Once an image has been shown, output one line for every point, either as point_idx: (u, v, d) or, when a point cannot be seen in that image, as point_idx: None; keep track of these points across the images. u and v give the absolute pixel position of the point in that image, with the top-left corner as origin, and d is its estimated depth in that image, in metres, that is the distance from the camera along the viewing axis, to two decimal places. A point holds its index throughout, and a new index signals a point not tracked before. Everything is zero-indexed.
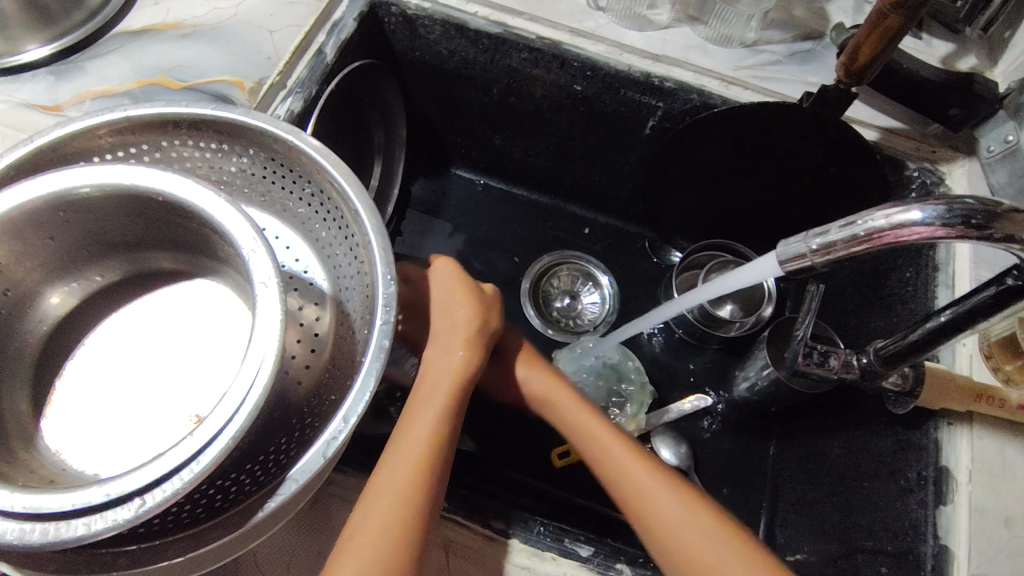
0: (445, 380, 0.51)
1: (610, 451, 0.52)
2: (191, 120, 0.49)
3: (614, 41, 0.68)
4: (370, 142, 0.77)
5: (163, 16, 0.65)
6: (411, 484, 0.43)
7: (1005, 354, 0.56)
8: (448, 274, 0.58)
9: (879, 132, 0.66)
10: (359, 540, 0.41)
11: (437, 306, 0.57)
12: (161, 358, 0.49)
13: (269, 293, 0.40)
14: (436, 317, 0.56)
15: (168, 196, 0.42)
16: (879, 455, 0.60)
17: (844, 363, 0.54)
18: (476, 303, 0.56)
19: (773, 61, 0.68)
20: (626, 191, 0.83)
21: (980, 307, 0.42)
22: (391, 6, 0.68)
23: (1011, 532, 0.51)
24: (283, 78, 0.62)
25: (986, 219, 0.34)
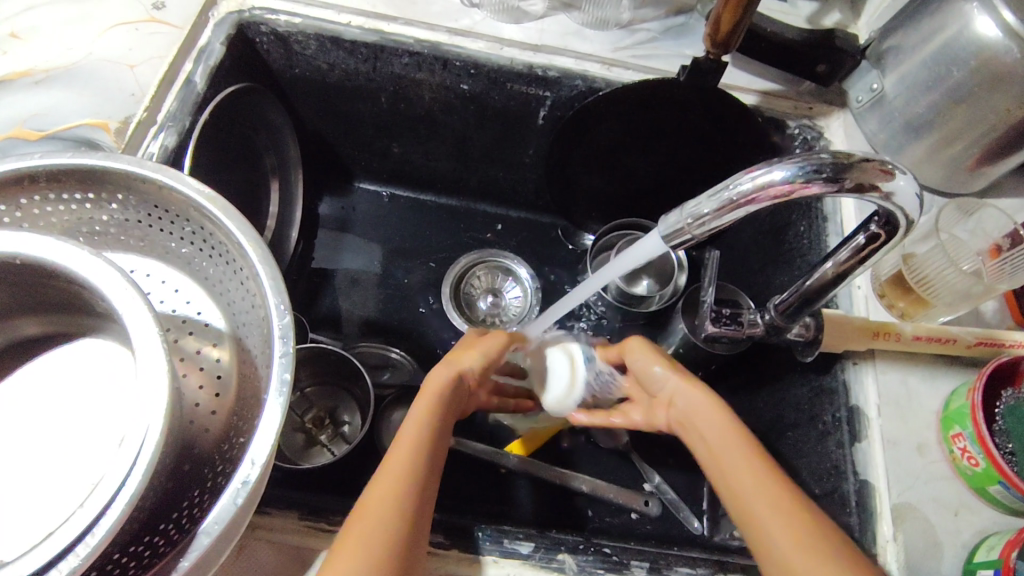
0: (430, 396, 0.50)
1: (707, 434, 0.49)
2: (50, 173, 0.46)
3: (493, 36, 0.68)
4: (262, 168, 0.74)
5: (12, 64, 0.61)
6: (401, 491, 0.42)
7: (897, 292, 0.59)
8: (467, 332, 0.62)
9: (758, 96, 0.69)
10: (349, 544, 0.39)
11: (462, 344, 0.60)
12: (54, 427, 0.45)
13: (150, 344, 0.38)
14: (454, 351, 0.58)
15: (25, 258, 0.40)
16: (798, 404, 0.63)
17: (749, 321, 0.56)
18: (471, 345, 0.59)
19: (649, 38, 0.70)
20: (532, 182, 0.83)
21: (856, 252, 0.44)
22: (260, 25, 0.66)
23: (924, 458, 0.54)
24: (152, 113, 0.59)
25: (838, 171, 0.36)
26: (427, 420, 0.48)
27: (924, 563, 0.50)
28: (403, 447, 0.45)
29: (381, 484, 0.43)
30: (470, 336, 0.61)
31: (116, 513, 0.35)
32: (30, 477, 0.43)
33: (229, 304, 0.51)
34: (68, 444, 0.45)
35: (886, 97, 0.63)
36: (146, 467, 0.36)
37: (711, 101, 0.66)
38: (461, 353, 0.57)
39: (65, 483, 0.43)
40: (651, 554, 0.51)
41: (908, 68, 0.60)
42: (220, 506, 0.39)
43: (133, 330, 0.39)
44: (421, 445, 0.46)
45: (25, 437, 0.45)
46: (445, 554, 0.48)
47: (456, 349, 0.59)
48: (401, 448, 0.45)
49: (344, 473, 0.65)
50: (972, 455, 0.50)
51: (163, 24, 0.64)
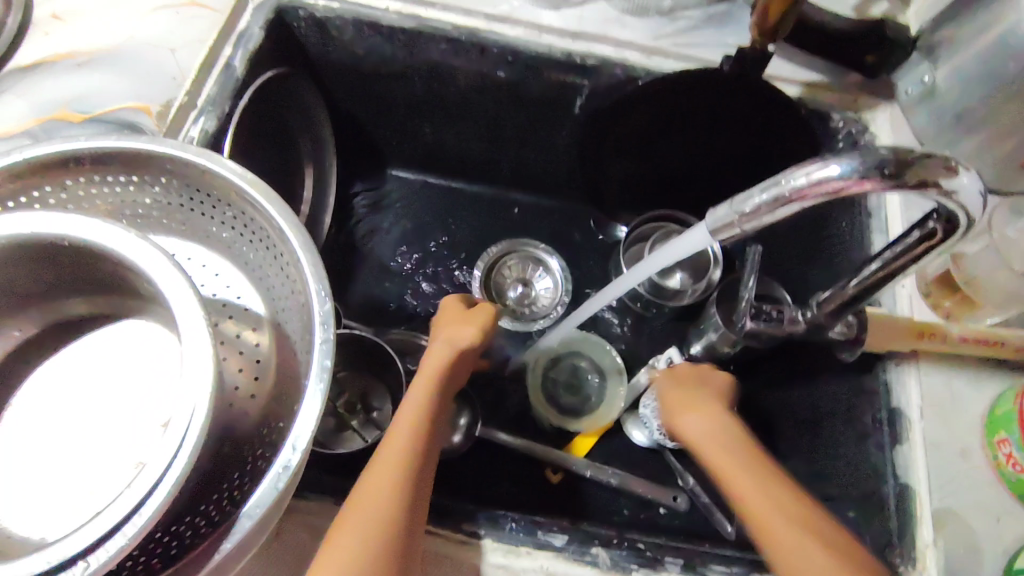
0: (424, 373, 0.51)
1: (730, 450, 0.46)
2: (94, 155, 0.46)
3: (532, 22, 0.67)
4: (297, 153, 0.74)
5: (56, 47, 0.61)
6: (395, 495, 0.41)
7: (944, 291, 0.58)
8: (452, 304, 0.61)
9: (802, 87, 0.67)
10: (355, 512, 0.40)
11: (451, 320, 0.58)
12: (99, 407, 0.46)
13: (194, 328, 0.39)
14: (449, 326, 0.58)
15: (72, 239, 0.40)
16: (835, 403, 0.62)
17: (790, 317, 0.55)
18: (470, 320, 0.58)
19: (691, 26, 0.69)
20: (565, 171, 0.82)
21: (909, 251, 0.43)
22: (297, 9, 0.65)
23: (967, 462, 0.52)
24: (193, 97, 0.59)
25: (899, 167, 0.35)
26: (420, 415, 0.47)
27: (964, 570, 0.49)
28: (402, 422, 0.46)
29: (382, 459, 0.43)
30: (455, 310, 0.60)
31: (162, 494, 0.35)
32: (78, 455, 0.44)
33: (268, 289, 0.51)
34: (112, 425, 0.46)
35: (937, 90, 0.61)
36: (191, 450, 0.36)
37: (754, 93, 0.64)
38: (455, 329, 0.57)
39: (109, 463, 0.44)
40: (685, 551, 0.50)
41: (962, 61, 0.59)
42: (262, 490, 0.39)
43: (178, 313, 0.39)
44: (419, 425, 0.46)
45: (72, 416, 0.46)
46: (477, 544, 0.48)
47: (448, 324, 0.58)
48: (400, 437, 0.45)
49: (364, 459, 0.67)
50: (1017, 461, 0.49)
51: (202, 8, 0.64)
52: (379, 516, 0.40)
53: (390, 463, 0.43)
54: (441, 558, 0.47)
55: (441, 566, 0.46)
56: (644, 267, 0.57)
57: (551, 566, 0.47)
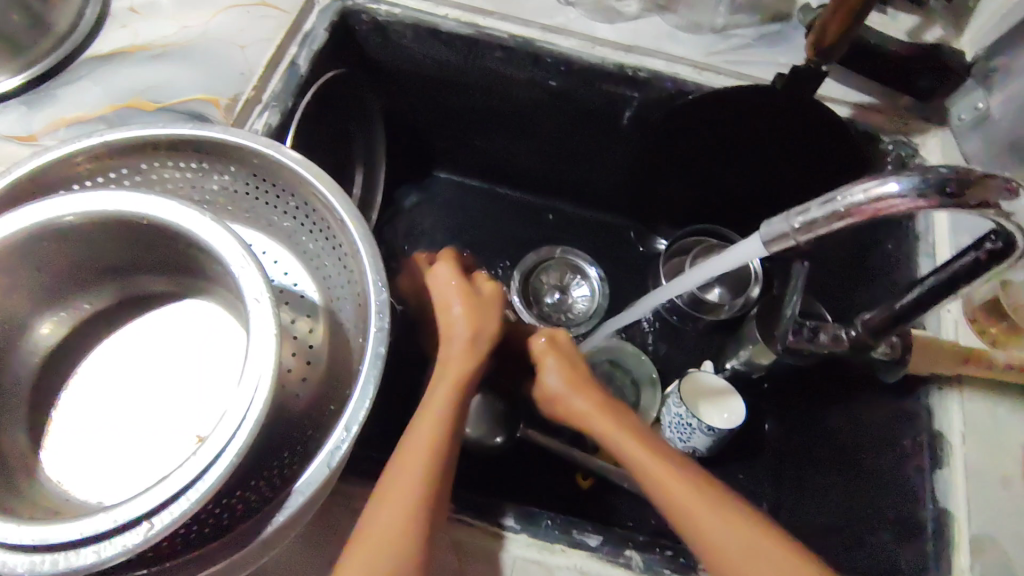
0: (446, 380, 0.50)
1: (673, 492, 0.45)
2: (169, 141, 0.48)
3: (587, 34, 0.68)
4: (350, 150, 0.76)
5: (132, 38, 0.65)
6: (418, 492, 0.43)
7: (991, 317, 0.58)
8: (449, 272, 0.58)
9: (852, 109, 0.67)
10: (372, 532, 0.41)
11: (452, 299, 0.56)
12: (159, 381, 0.48)
13: (261, 309, 0.40)
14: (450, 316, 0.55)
15: (152, 219, 0.42)
16: (873, 425, 0.61)
17: (833, 336, 0.54)
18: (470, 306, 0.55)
19: (743, 45, 0.70)
20: (607, 181, 0.83)
21: (961, 272, 0.43)
22: (361, 13, 0.68)
23: (1011, 492, 0.52)
24: (258, 93, 0.62)
25: (961, 187, 0.35)
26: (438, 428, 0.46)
27: None
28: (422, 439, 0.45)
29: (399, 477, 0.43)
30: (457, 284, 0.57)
31: (225, 464, 0.37)
32: (137, 426, 0.46)
33: (324, 278, 0.53)
34: (171, 399, 0.47)
35: (990, 118, 0.62)
36: (254, 423, 0.38)
37: (804, 112, 0.65)
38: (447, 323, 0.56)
39: (167, 435, 0.46)
40: None
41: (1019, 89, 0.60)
42: (314, 468, 0.41)
43: (249, 294, 0.41)
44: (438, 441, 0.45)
45: (133, 388, 0.48)
46: (513, 538, 0.48)
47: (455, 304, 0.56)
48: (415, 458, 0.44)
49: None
50: None
51: (271, 8, 0.66)
52: (403, 509, 0.42)
53: (417, 456, 0.44)
54: (478, 550, 0.48)
55: (477, 557, 0.47)
56: (688, 278, 0.58)
57: (585, 566, 0.48)
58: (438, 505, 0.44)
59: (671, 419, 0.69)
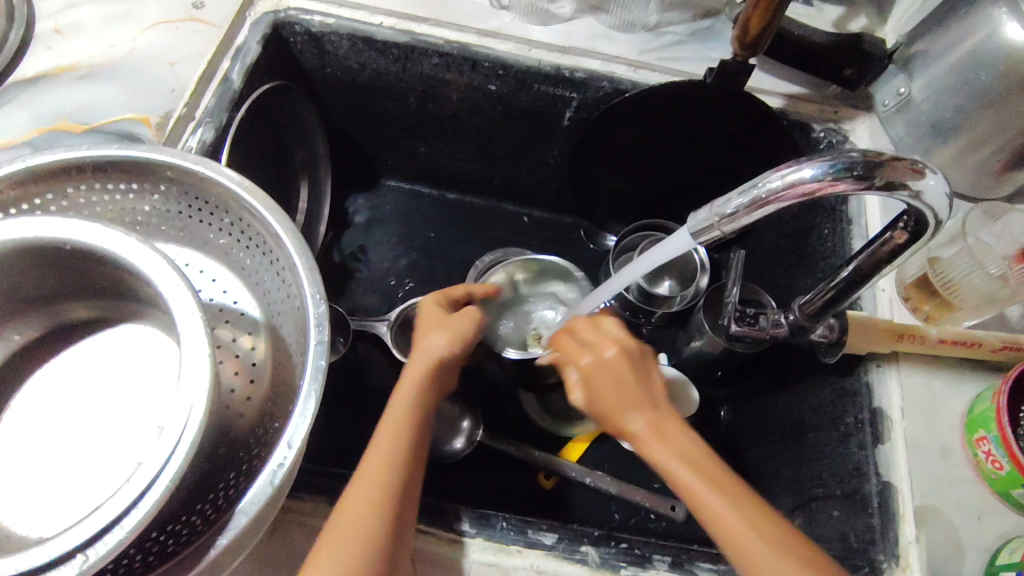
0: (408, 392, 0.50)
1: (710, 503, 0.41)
2: (95, 163, 0.48)
3: (522, 37, 0.69)
4: (292, 162, 0.75)
5: (58, 59, 0.63)
6: (383, 492, 0.43)
7: (922, 295, 0.60)
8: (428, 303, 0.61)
9: (784, 99, 0.69)
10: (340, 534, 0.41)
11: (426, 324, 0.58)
12: (98, 409, 0.47)
13: (192, 328, 0.40)
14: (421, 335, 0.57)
15: (74, 244, 0.41)
16: (820, 406, 0.63)
17: (773, 322, 0.56)
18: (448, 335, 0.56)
19: (676, 41, 0.71)
20: (555, 182, 0.84)
21: (881, 251, 0.45)
22: (294, 25, 0.68)
23: (946, 461, 0.54)
24: (191, 109, 0.61)
25: (869, 169, 0.36)
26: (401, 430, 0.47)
27: (946, 565, 0.50)
28: (385, 443, 0.46)
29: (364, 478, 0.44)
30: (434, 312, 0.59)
31: (161, 488, 0.36)
32: (77, 457, 0.45)
33: (264, 294, 0.53)
34: (111, 427, 0.46)
35: (913, 101, 0.64)
36: (189, 444, 0.37)
37: (737, 104, 0.66)
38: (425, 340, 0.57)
39: (107, 464, 0.45)
40: (673, 549, 0.51)
41: (935, 71, 0.61)
42: (257, 487, 0.40)
43: (178, 314, 0.40)
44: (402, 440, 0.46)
45: (70, 417, 0.47)
46: (468, 543, 0.48)
47: (422, 330, 0.58)
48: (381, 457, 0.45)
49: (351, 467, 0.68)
50: (996, 458, 0.50)
51: (201, 23, 0.65)
52: (374, 493, 0.42)
53: (380, 463, 0.44)
54: (432, 557, 0.47)
55: (432, 565, 0.47)
56: (621, 276, 0.59)
57: (541, 565, 0.48)
58: (404, 513, 0.43)
59: None
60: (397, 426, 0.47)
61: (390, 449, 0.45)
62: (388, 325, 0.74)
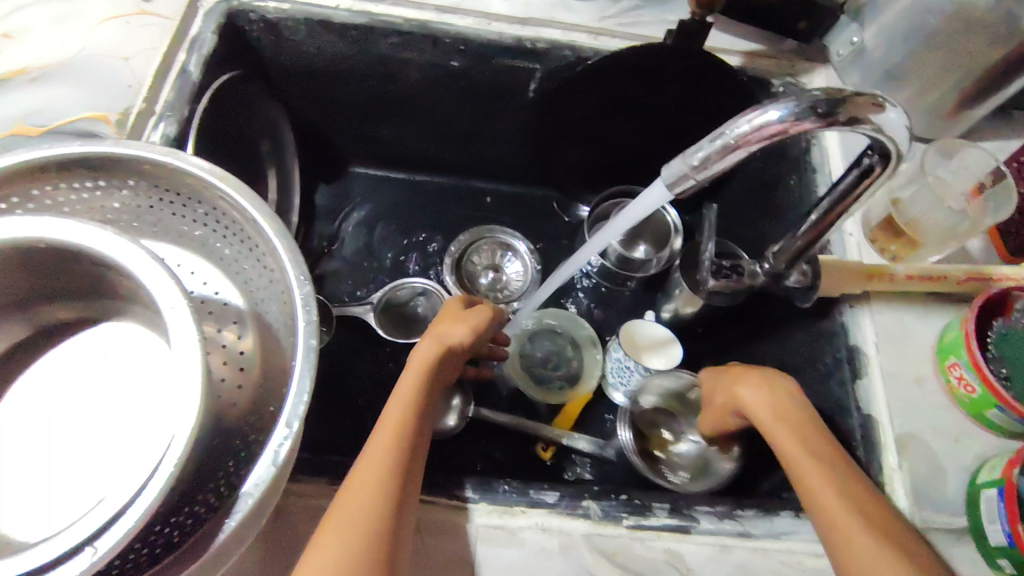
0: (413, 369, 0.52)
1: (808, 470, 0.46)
2: (60, 162, 0.46)
3: (481, 11, 0.70)
4: (259, 155, 0.74)
5: (7, 63, 0.61)
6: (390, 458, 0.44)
7: (887, 236, 0.62)
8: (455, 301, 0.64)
9: (743, 58, 0.71)
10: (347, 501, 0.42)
11: (445, 319, 0.60)
12: (87, 410, 0.46)
13: (178, 316, 0.39)
14: (440, 325, 0.59)
15: (49, 242, 0.40)
16: (800, 351, 0.65)
17: (750, 272, 0.58)
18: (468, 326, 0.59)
19: (633, 6, 0.72)
20: (523, 157, 0.84)
21: (848, 189, 0.46)
22: (249, 13, 0.66)
23: (922, 389, 0.56)
24: (151, 104, 0.60)
25: (832, 107, 0.38)
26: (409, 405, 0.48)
27: (931, 484, 0.52)
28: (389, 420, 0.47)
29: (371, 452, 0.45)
30: (455, 308, 0.63)
31: (164, 477, 0.36)
32: (69, 460, 0.44)
33: (246, 283, 0.52)
34: (103, 427, 0.46)
35: (867, 49, 0.66)
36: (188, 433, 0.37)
37: (698, 64, 0.68)
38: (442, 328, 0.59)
39: (103, 464, 0.44)
40: (671, 495, 0.52)
41: (887, 19, 0.64)
42: (260, 468, 0.40)
43: (164, 304, 0.40)
44: (407, 415, 0.48)
45: (59, 421, 0.46)
46: (474, 508, 0.49)
47: (440, 324, 0.59)
48: (385, 431, 0.46)
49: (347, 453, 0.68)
50: (967, 382, 0.53)
51: (153, 16, 0.64)
52: (377, 481, 0.43)
53: (385, 437, 0.46)
54: (439, 525, 0.48)
55: (439, 532, 0.48)
56: (593, 240, 0.60)
57: (546, 523, 0.49)
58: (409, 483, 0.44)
59: (612, 363, 0.73)
60: (390, 433, 0.46)
61: (384, 447, 0.45)
62: (370, 305, 0.78)
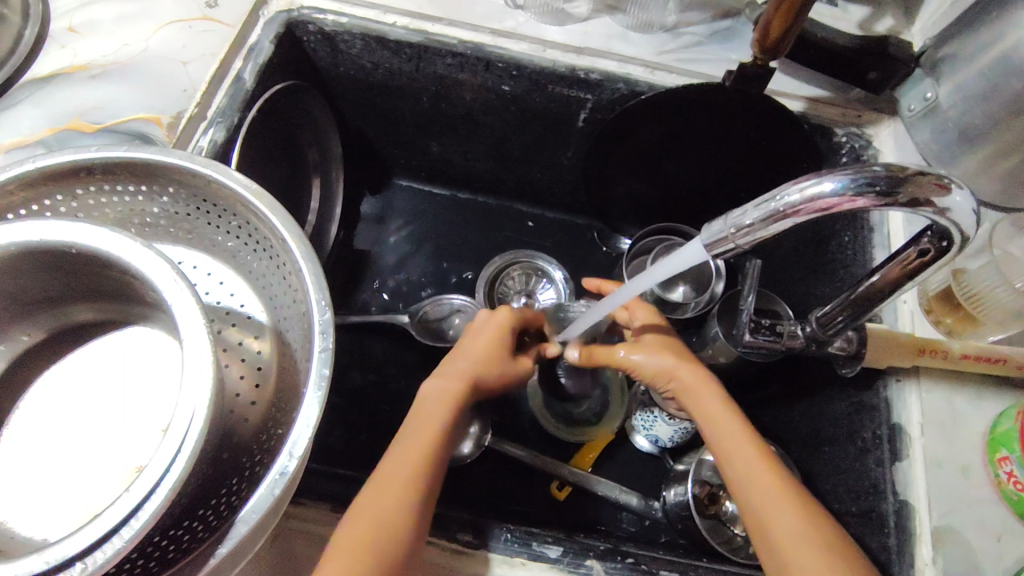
0: (414, 452, 0.47)
1: (752, 477, 0.47)
2: (105, 166, 0.47)
3: (536, 37, 0.68)
4: (305, 162, 0.75)
5: (72, 59, 0.63)
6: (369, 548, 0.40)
7: (945, 307, 0.58)
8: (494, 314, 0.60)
9: (805, 102, 0.68)
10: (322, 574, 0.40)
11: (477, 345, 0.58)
12: (106, 411, 0.47)
13: (196, 335, 0.39)
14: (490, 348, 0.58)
15: (81, 248, 0.41)
16: (836, 419, 0.62)
17: (789, 333, 0.54)
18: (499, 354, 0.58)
19: (694, 42, 0.70)
20: (569, 183, 0.83)
21: (907, 263, 0.43)
22: (308, 24, 0.67)
23: (969, 481, 0.52)
24: (202, 109, 0.61)
25: (891, 185, 0.35)
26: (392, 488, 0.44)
27: None
28: (377, 503, 0.43)
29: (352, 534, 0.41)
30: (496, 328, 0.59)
31: (160, 498, 0.35)
32: (81, 460, 0.45)
33: (271, 299, 0.52)
34: (120, 430, 0.47)
35: (940, 107, 0.61)
36: (190, 455, 0.36)
37: (756, 108, 0.65)
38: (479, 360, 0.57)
39: (114, 468, 0.45)
40: (680, 565, 0.51)
41: (966, 77, 0.58)
42: (258, 496, 0.39)
43: (181, 318, 0.40)
44: (388, 507, 0.43)
45: (79, 420, 0.47)
46: (474, 554, 0.48)
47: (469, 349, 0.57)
48: (370, 516, 0.42)
49: (358, 469, 0.68)
50: (1018, 479, 0.49)
51: (215, 22, 0.65)
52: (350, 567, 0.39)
53: (367, 522, 0.42)
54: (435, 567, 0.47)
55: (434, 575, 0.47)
56: (635, 283, 0.54)
57: None
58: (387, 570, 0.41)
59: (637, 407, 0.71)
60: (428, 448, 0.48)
61: (363, 534, 0.41)
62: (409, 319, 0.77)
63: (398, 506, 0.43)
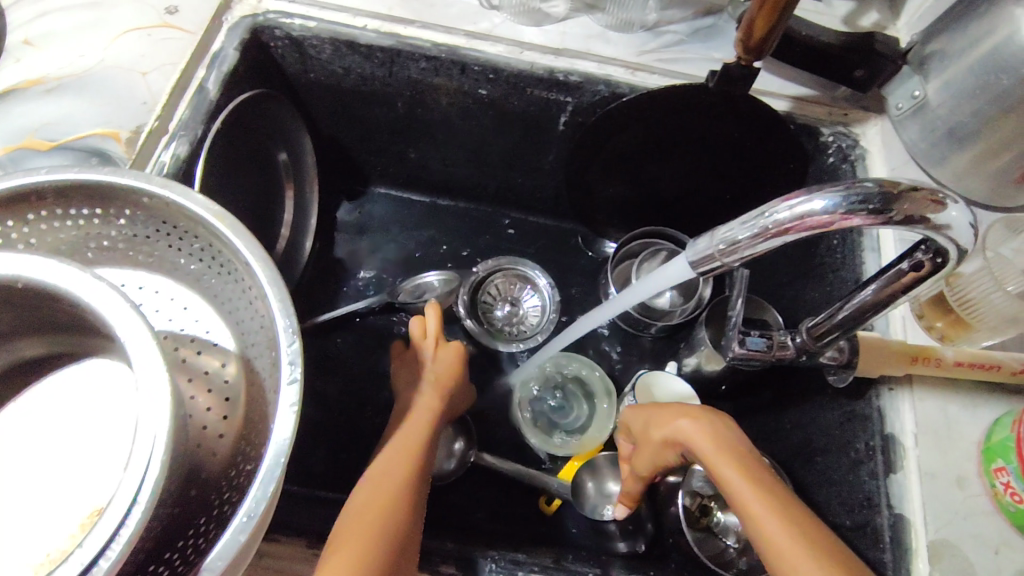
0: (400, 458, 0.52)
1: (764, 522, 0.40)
2: (56, 189, 0.45)
3: (513, 39, 0.65)
4: (276, 173, 0.72)
5: (25, 72, 0.60)
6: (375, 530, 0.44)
7: (936, 312, 0.57)
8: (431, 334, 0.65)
9: (790, 102, 0.66)
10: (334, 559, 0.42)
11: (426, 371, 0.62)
12: (67, 449, 0.45)
13: (152, 372, 0.37)
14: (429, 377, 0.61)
15: (28, 281, 0.39)
16: (828, 429, 0.61)
17: (779, 344, 0.52)
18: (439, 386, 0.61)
19: (676, 41, 0.68)
20: (551, 188, 0.81)
21: (898, 278, 0.41)
22: (274, 29, 0.64)
23: (965, 492, 0.51)
24: (164, 122, 0.58)
25: (885, 202, 0.33)
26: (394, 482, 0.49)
27: None
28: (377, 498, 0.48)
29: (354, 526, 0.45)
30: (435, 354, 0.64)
31: (114, 553, 0.33)
32: (39, 504, 0.43)
33: (238, 324, 0.50)
34: (79, 469, 0.44)
35: (929, 104, 0.59)
36: (146, 505, 0.34)
37: (742, 108, 0.63)
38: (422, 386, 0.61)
39: (74, 511, 0.42)
40: None
41: (954, 74, 0.56)
42: (224, 542, 0.37)
43: (135, 356, 0.37)
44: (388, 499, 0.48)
45: (38, 459, 0.44)
46: None
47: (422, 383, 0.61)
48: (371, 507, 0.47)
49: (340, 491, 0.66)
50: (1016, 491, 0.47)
51: (176, 30, 0.62)
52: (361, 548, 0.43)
53: (369, 514, 0.46)
54: None
55: None
56: (636, 289, 0.54)
57: None
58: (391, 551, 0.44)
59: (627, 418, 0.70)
60: (403, 457, 0.53)
61: (367, 524, 0.45)
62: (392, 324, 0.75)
63: (396, 497, 0.48)
